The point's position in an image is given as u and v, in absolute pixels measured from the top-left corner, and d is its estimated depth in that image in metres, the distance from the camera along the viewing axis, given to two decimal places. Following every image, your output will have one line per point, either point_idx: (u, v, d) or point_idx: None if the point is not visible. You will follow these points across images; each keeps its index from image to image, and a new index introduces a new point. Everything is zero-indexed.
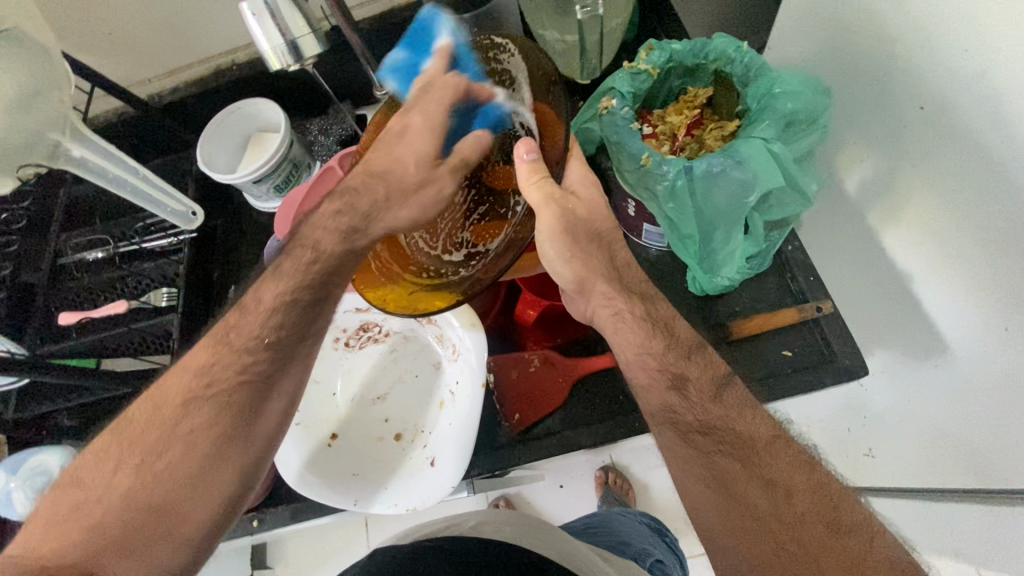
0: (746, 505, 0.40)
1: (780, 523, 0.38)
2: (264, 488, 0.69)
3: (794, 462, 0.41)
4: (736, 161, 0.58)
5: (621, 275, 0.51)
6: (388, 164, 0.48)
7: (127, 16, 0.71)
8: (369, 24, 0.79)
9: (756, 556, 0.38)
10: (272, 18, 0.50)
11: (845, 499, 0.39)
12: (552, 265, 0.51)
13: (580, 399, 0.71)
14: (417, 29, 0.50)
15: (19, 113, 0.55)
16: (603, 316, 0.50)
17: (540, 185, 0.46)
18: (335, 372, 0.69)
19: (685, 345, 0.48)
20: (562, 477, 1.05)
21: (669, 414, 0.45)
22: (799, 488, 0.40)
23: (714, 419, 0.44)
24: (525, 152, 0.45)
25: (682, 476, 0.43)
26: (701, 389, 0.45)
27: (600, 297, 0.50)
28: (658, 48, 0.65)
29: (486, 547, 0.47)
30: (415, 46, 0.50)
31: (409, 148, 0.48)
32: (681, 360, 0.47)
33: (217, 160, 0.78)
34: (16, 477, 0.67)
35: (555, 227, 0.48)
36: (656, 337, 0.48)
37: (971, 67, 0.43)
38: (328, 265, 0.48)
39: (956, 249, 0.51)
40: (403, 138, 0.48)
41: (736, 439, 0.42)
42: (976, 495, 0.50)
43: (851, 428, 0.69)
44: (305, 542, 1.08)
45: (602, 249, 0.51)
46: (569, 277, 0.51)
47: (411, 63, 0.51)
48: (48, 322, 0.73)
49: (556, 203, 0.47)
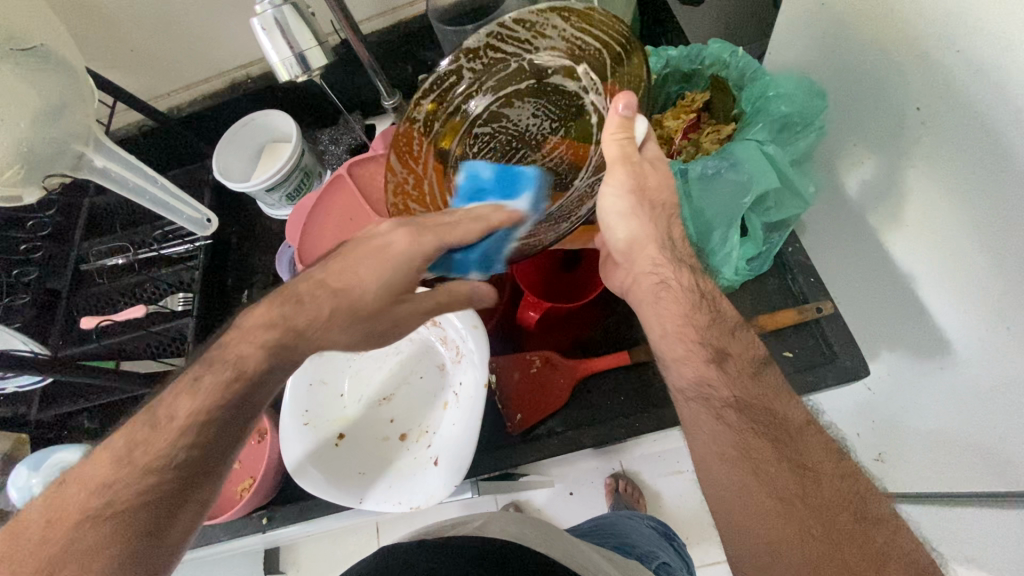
0: (771, 487, 0.40)
1: (806, 505, 0.39)
2: (274, 485, 0.71)
3: (825, 448, 0.42)
4: (730, 164, 0.59)
5: (675, 247, 0.51)
6: (348, 280, 0.46)
7: (145, 34, 0.74)
8: (377, 36, 0.82)
9: (771, 537, 0.39)
10: (279, 31, 0.53)
11: (872, 492, 0.40)
12: (611, 222, 0.52)
13: (578, 401, 0.71)
14: (512, 171, 0.53)
15: (45, 126, 0.58)
16: (646, 284, 0.51)
17: (621, 143, 0.48)
18: (342, 373, 0.71)
19: (731, 320, 0.49)
20: (571, 484, 1.06)
21: (703, 389, 0.46)
22: (828, 474, 0.40)
23: (751, 396, 0.44)
24: (623, 107, 0.47)
25: (706, 449, 0.44)
26: (740, 365, 0.46)
27: (648, 263, 0.51)
28: (655, 55, 0.69)
29: (494, 546, 0.47)
30: (500, 180, 0.52)
31: (376, 266, 0.45)
32: (726, 337, 0.48)
33: (231, 169, 0.81)
34: (37, 474, 0.68)
35: (625, 185, 0.49)
36: (702, 310, 0.48)
37: (963, 67, 0.44)
38: (296, 339, 0.45)
39: (963, 249, 0.50)
40: (377, 254, 0.46)
41: (772, 416, 0.43)
42: (1004, 499, 0.48)
43: (861, 432, 0.69)
44: (316, 547, 1.12)
45: (662, 217, 0.51)
46: (623, 235, 0.52)
47: (484, 189, 0.52)
48: (71, 325, 0.77)
49: (631, 166, 0.48)
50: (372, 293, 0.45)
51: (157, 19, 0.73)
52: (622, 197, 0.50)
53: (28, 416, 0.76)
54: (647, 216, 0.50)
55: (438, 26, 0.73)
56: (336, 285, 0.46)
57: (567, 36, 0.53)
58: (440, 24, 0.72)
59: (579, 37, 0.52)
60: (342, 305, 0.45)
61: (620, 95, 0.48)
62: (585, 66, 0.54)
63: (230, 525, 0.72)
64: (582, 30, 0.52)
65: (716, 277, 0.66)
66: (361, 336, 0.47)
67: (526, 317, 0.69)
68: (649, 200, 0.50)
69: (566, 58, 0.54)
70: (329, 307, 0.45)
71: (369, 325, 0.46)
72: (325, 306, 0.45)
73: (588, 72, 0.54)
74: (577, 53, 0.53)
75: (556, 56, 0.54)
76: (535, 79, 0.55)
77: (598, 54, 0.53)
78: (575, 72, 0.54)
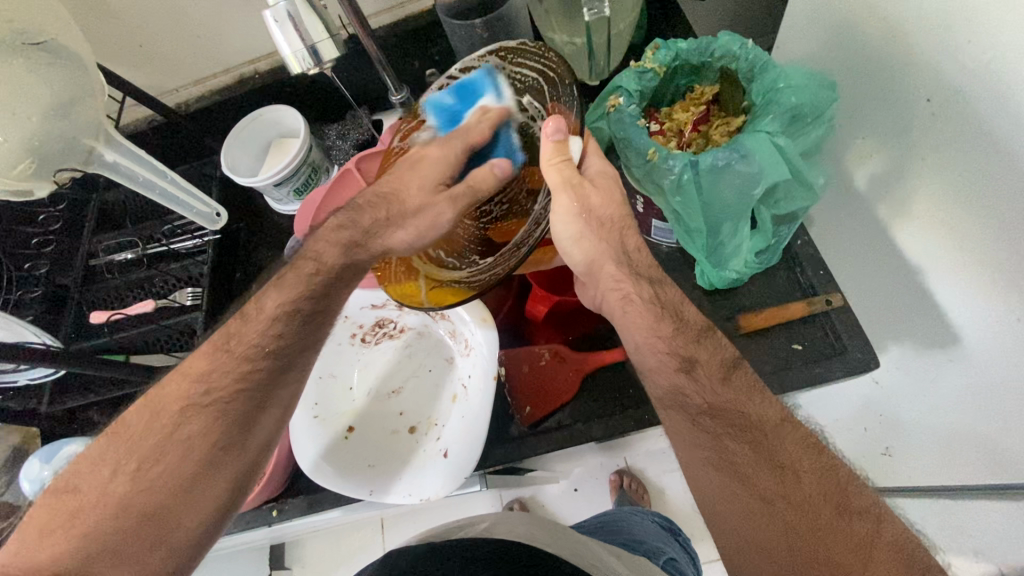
0: (746, 484, 0.41)
1: (785, 501, 0.40)
2: (286, 476, 0.71)
3: (801, 443, 0.42)
4: (740, 155, 0.58)
5: (632, 261, 0.51)
6: (396, 186, 0.53)
7: (153, 30, 0.75)
8: (385, 30, 0.82)
9: (759, 537, 0.40)
10: (293, 25, 0.53)
11: (854, 483, 0.40)
12: (564, 247, 0.52)
13: (588, 394, 0.71)
14: (466, 84, 0.58)
15: (55, 121, 0.59)
16: (613, 299, 0.51)
17: (559, 167, 0.50)
18: (351, 366, 0.71)
19: (695, 328, 0.48)
20: (576, 480, 1.06)
21: (677, 397, 0.46)
22: (807, 470, 0.41)
23: (723, 401, 0.44)
24: (553, 131, 0.50)
25: (689, 457, 0.45)
26: (710, 372, 0.46)
27: (610, 281, 0.51)
28: (664, 47, 0.67)
29: (484, 547, 0.47)
30: (461, 96, 0.58)
31: (417, 177, 0.53)
32: (693, 344, 0.47)
33: (240, 165, 0.82)
34: (49, 466, 0.68)
35: (570, 210, 0.50)
36: (665, 321, 0.48)
37: (974, 58, 0.43)
38: (311, 312, 0.50)
39: (973, 241, 0.50)
40: (417, 167, 0.54)
41: (745, 421, 0.43)
42: (997, 493, 0.49)
43: (869, 429, 0.67)
44: (321, 543, 1.12)
45: (613, 234, 0.51)
46: (579, 259, 0.52)
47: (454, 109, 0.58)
48: (82, 320, 0.78)
49: (573, 188, 0.50)
50: (419, 190, 0.52)
51: (166, 16, 0.73)
52: (569, 223, 0.50)
53: (38, 410, 0.76)
54: (598, 235, 0.50)
55: (447, 20, 0.72)
56: (385, 193, 0.53)
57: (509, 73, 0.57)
58: (448, 18, 0.72)
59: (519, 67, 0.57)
60: (393, 209, 0.52)
61: (550, 119, 0.50)
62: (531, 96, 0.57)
63: (236, 518, 0.73)
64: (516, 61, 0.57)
65: (724, 267, 0.68)
66: (418, 235, 0.52)
67: (534, 311, 0.72)
68: (598, 218, 0.50)
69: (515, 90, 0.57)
70: (385, 211, 0.52)
71: (420, 220, 0.52)
72: (383, 210, 0.52)
73: (534, 101, 0.57)
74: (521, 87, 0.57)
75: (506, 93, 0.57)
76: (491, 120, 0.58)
77: (536, 82, 0.57)
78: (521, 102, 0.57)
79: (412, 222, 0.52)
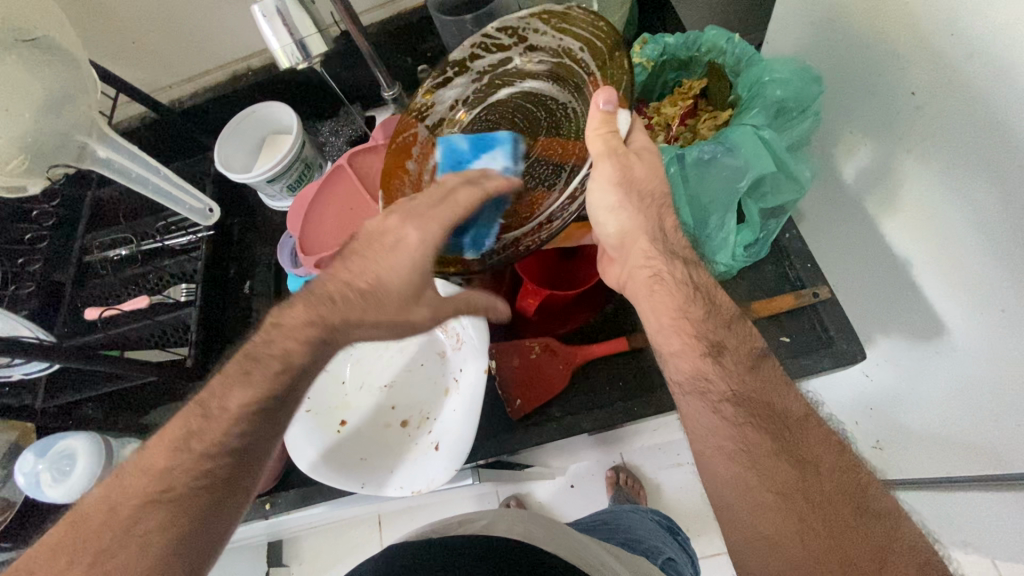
0: (770, 479, 0.41)
1: (804, 501, 0.40)
2: (277, 472, 0.72)
3: (826, 440, 0.42)
4: (726, 148, 0.60)
5: (667, 237, 0.52)
6: (370, 277, 0.48)
7: (145, 27, 0.75)
8: (376, 27, 0.82)
9: (769, 530, 0.40)
10: (281, 20, 0.53)
11: (874, 486, 0.40)
12: (600, 217, 0.54)
13: (579, 386, 0.72)
14: (488, 139, 0.57)
15: (49, 116, 0.59)
16: (641, 276, 0.52)
17: (607, 138, 0.51)
18: (343, 360, 0.72)
19: (726, 312, 0.49)
20: (572, 477, 1.08)
21: (699, 382, 0.46)
22: (829, 467, 0.41)
23: (748, 390, 0.45)
24: (604, 103, 0.51)
25: (705, 447, 0.45)
26: (737, 360, 0.46)
27: (641, 257, 0.53)
28: (652, 41, 0.70)
29: (497, 545, 0.47)
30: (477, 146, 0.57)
31: (395, 266, 0.48)
32: (723, 330, 0.48)
33: (232, 162, 0.82)
34: (44, 459, 0.69)
35: (611, 177, 0.51)
36: (696, 302, 0.49)
37: (956, 52, 0.44)
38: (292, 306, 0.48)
39: (961, 233, 0.50)
40: (395, 251, 0.48)
41: (770, 411, 0.43)
42: (996, 482, 0.50)
43: (861, 421, 0.70)
44: (320, 540, 1.13)
45: (651, 210, 0.52)
46: (613, 230, 0.54)
47: (464, 157, 0.57)
48: (76, 316, 0.78)
49: (618, 157, 0.51)
50: (395, 285, 0.48)
51: (159, 13, 0.74)
52: (608, 190, 0.52)
53: (33, 407, 0.76)
54: (636, 207, 0.52)
55: (438, 17, 0.73)
56: (354, 283, 0.48)
57: (549, 40, 0.58)
58: (439, 14, 0.73)
59: (560, 37, 0.58)
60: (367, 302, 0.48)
61: (600, 92, 0.51)
62: (571, 66, 0.58)
63: None
64: (557, 28, 0.57)
65: (712, 261, 0.66)
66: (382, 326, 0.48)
67: (523, 305, 0.70)
68: (638, 191, 0.52)
69: (548, 56, 0.59)
70: (354, 303, 0.48)
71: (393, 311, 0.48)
72: (355, 305, 0.48)
73: (574, 71, 0.58)
74: (560, 55, 0.59)
75: (542, 61, 0.60)
76: (520, 89, 0.61)
77: (581, 50, 0.57)
78: (553, 75, 0.60)
79: (385, 318, 0.48)
